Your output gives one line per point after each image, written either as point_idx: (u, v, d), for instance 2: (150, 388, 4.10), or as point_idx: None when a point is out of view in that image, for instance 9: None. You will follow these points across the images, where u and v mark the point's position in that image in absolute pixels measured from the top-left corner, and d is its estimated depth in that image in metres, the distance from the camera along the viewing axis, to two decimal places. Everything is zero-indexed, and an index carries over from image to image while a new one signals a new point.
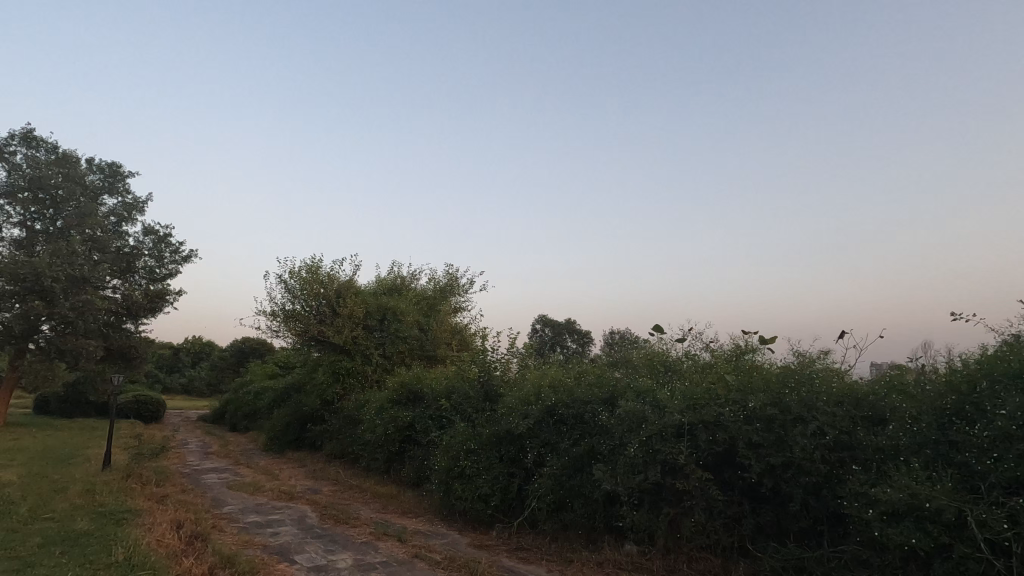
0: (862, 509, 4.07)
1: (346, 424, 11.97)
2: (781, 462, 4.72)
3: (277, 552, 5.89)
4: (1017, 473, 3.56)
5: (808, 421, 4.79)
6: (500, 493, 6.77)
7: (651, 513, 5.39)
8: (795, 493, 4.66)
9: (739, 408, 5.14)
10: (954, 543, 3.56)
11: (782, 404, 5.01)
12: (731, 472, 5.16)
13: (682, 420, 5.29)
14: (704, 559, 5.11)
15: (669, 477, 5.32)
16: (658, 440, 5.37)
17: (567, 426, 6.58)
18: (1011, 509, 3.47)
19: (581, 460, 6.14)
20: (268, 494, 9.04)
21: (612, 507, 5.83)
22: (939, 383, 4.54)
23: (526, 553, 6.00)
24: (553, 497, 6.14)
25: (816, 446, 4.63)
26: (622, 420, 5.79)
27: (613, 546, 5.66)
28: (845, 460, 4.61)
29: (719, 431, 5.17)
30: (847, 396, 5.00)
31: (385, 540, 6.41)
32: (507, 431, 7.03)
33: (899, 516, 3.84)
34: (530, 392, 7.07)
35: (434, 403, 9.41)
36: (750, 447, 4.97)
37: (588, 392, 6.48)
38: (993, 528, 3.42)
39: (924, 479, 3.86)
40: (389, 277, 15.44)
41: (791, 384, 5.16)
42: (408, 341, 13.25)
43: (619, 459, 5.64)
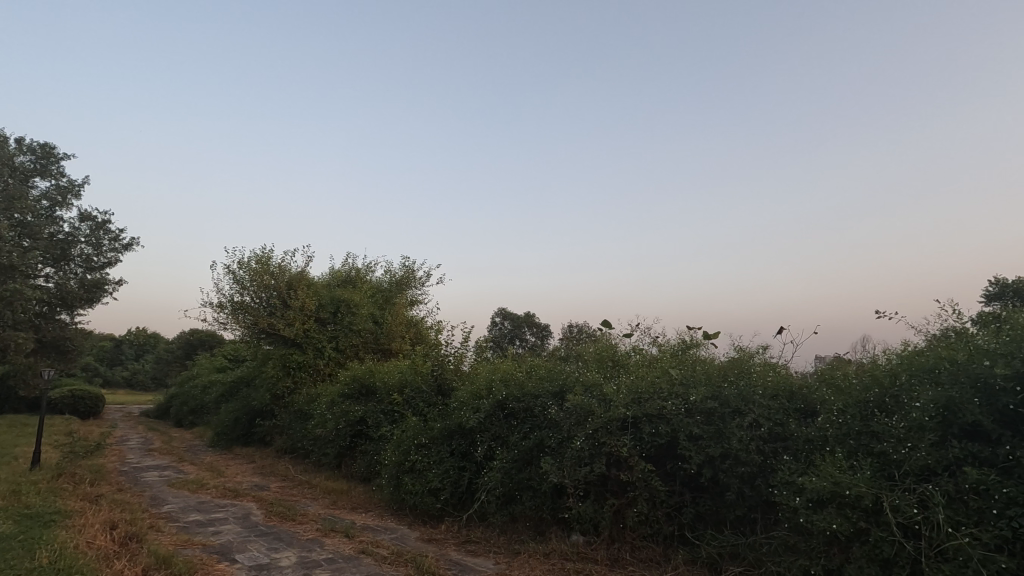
0: (790, 497, 4.29)
1: (297, 418, 11.72)
2: (719, 452, 4.90)
3: (218, 552, 5.73)
4: (927, 461, 3.81)
5: (745, 414, 5.01)
6: (450, 487, 6.79)
7: (596, 504, 5.52)
8: (731, 483, 4.85)
9: (680, 402, 5.33)
10: (870, 527, 3.78)
11: (721, 398, 5.24)
12: (673, 464, 5.33)
13: (626, 413, 5.43)
14: (647, 548, 5.24)
15: (613, 469, 5.46)
16: (604, 433, 5.50)
17: (518, 420, 6.65)
18: (921, 495, 3.72)
19: (531, 453, 6.23)
20: (212, 492, 8.77)
21: (559, 499, 5.93)
22: (864, 377, 4.82)
23: (475, 546, 6.03)
24: (503, 490, 6.21)
25: (752, 438, 4.85)
26: (570, 413, 5.91)
27: (560, 537, 5.75)
28: (778, 451, 4.83)
29: (662, 424, 5.34)
30: (781, 389, 5.27)
31: (332, 537, 6.32)
32: (460, 425, 7.13)
33: (823, 503, 4.06)
34: (482, 386, 7.13)
35: (387, 398, 9.32)
36: (691, 440, 5.15)
37: (539, 387, 6.58)
38: (905, 512, 3.66)
39: (846, 469, 4.09)
40: (343, 269, 15.18)
41: (730, 378, 5.48)
42: (362, 334, 13.04)
43: (566, 452, 5.74)
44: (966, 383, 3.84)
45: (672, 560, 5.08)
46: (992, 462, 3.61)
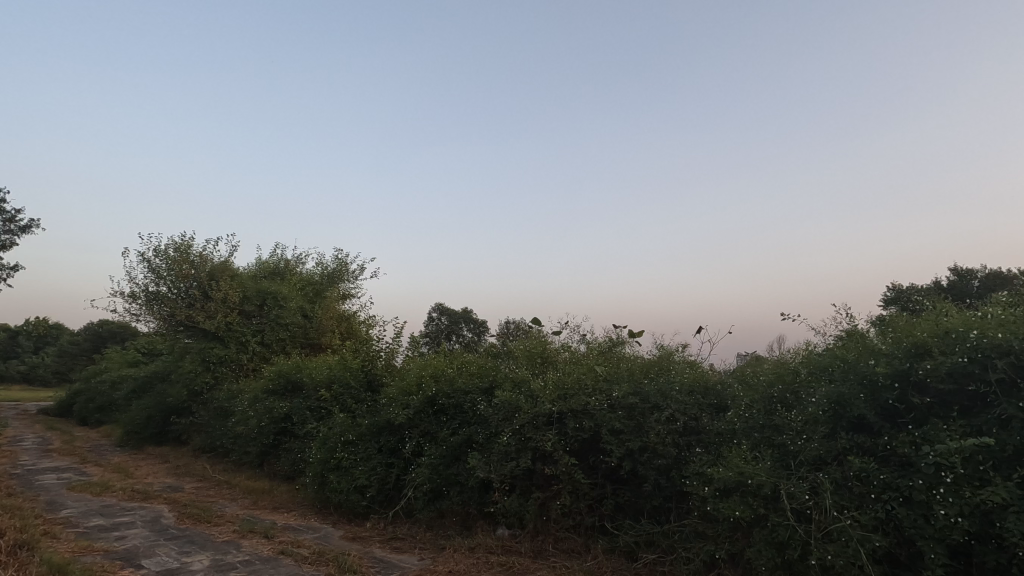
0: (700, 487, 4.56)
1: (216, 415, 11.16)
2: (638, 445, 5.14)
3: (122, 558, 5.39)
4: (819, 451, 4.17)
5: (663, 408, 5.29)
6: (377, 484, 6.71)
7: (521, 497, 5.62)
8: (648, 474, 5.09)
9: (604, 397, 5.54)
10: (769, 513, 4.07)
11: (642, 393, 5.49)
12: (595, 457, 5.53)
13: (552, 409, 5.58)
14: (569, 539, 5.38)
15: (539, 463, 5.59)
16: (530, 428, 5.62)
17: (447, 416, 6.67)
18: (813, 482, 4.05)
19: (459, 448, 6.27)
20: (118, 495, 8.21)
21: (486, 493, 5.99)
22: (770, 374, 5.20)
23: (400, 542, 5.99)
24: (430, 486, 6.22)
25: (668, 431, 5.12)
26: (498, 409, 6.01)
27: (486, 531, 5.81)
28: (692, 443, 5.12)
29: (586, 419, 5.52)
30: (697, 385, 5.59)
31: (250, 538, 6.09)
32: (389, 421, 7.06)
33: (729, 492, 4.36)
34: (412, 382, 7.08)
35: (314, 394, 9.06)
36: (612, 434, 5.35)
37: (469, 383, 6.64)
38: (798, 498, 3.98)
39: (750, 459, 4.41)
40: (272, 260, 14.61)
41: (651, 375, 5.76)
42: (289, 328, 12.58)
43: (494, 447, 5.83)
44: (854, 380, 4.22)
45: (592, 549, 5.24)
46: (873, 451, 3.98)
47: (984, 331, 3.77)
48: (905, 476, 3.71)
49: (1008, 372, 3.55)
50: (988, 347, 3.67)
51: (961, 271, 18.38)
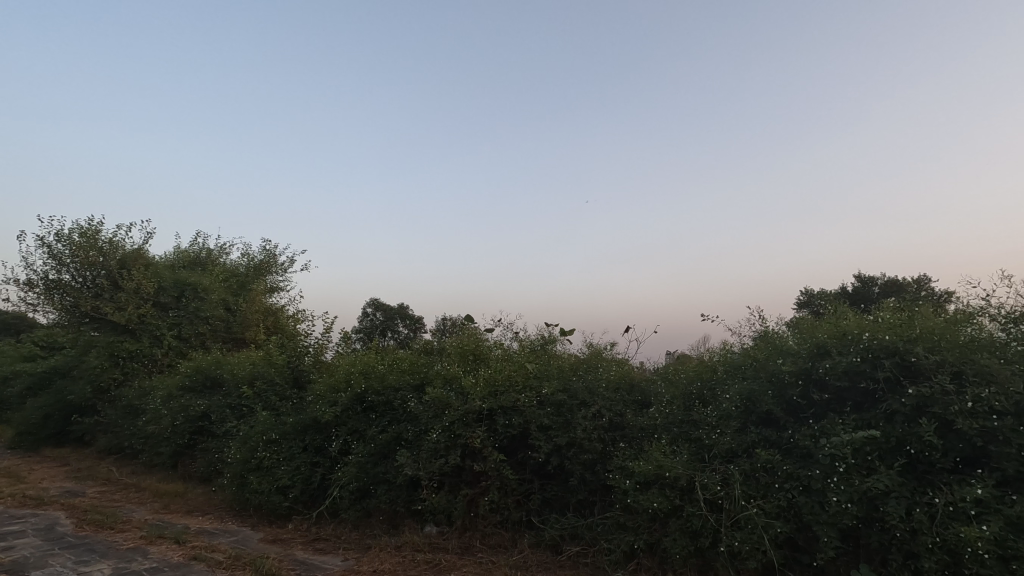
0: (622, 480, 4.73)
1: (125, 414, 10.39)
2: (565, 441, 5.28)
3: (7, 570, 4.91)
4: (731, 444, 4.44)
5: (590, 405, 5.46)
6: (300, 484, 6.48)
7: (449, 495, 5.61)
8: (574, 469, 5.23)
9: (533, 394, 5.63)
10: (684, 504, 4.28)
11: (570, 390, 5.64)
12: (524, 453, 5.62)
13: (483, 406, 5.61)
14: (497, 534, 5.40)
15: (468, 460, 5.60)
16: (460, 425, 5.62)
17: (376, 413, 6.56)
18: (725, 474, 4.30)
19: (388, 446, 6.18)
20: (6, 502, 7.48)
21: (414, 491, 5.93)
22: (690, 372, 5.48)
23: (323, 544, 5.83)
24: (357, 485, 6.09)
25: (594, 427, 5.28)
26: (428, 406, 5.98)
27: (413, 529, 5.74)
28: (616, 438, 5.31)
29: (515, 416, 5.60)
30: (623, 382, 5.81)
31: (158, 544, 5.73)
32: (315, 419, 6.85)
33: (648, 484, 4.55)
34: (340, 378, 6.90)
35: (235, 391, 8.64)
36: (541, 430, 5.46)
37: (400, 379, 6.57)
38: (710, 489, 4.21)
39: (669, 453, 4.63)
40: (192, 250, 13.79)
41: (580, 372, 5.91)
42: (210, 322, 11.83)
43: (422, 444, 5.79)
44: (764, 378, 4.54)
45: (519, 543, 5.29)
46: (779, 444, 4.28)
47: (874, 334, 4.14)
48: (805, 466, 4.01)
49: (893, 370, 3.92)
50: (877, 348, 4.04)
51: (864, 278, 20.05)
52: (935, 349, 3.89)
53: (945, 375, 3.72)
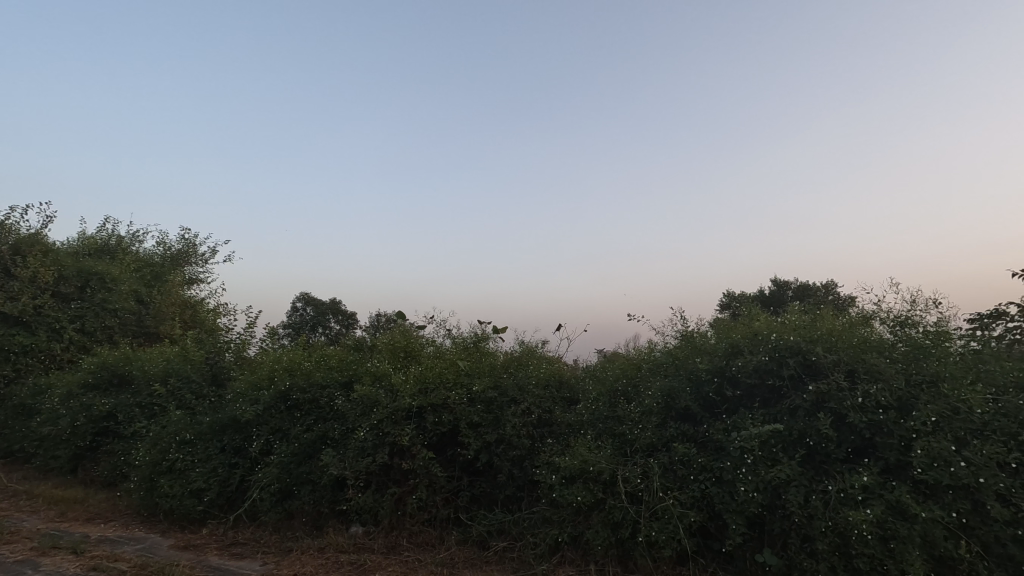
0: (548, 475, 4.84)
1: (16, 415, 9.46)
2: (494, 438, 5.34)
3: None
4: (652, 439, 4.65)
5: (519, 402, 5.56)
6: (217, 487, 6.16)
7: (376, 494, 5.51)
8: (503, 465, 5.29)
9: (463, 391, 5.64)
10: (606, 497, 4.42)
11: (500, 387, 5.71)
12: (453, 450, 5.63)
13: (412, 403, 5.55)
14: (424, 532, 5.35)
15: (396, 458, 5.53)
16: (388, 423, 5.54)
17: (301, 412, 6.36)
18: (645, 467, 4.49)
19: (313, 446, 5.99)
20: None
21: (340, 491, 5.78)
22: (615, 370, 5.69)
23: (241, 548, 5.56)
24: (278, 486, 5.86)
25: (523, 424, 5.39)
26: (356, 404, 5.86)
27: (337, 530, 5.59)
28: (544, 435, 5.43)
29: (444, 413, 5.58)
30: (552, 380, 5.95)
31: (52, 555, 5.27)
32: (234, 418, 6.55)
33: (573, 479, 4.67)
34: (263, 375, 6.65)
35: (146, 389, 8.08)
36: (470, 427, 5.49)
37: (327, 376, 6.40)
38: (631, 482, 4.38)
39: (593, 448, 4.78)
40: (99, 237, 12.78)
41: (510, 369, 5.99)
42: (119, 315, 10.97)
43: (349, 443, 5.67)
44: (683, 375, 4.79)
45: (446, 541, 5.26)
46: (694, 438, 4.52)
47: (781, 334, 4.47)
48: (717, 459, 4.26)
49: (796, 369, 4.24)
50: (783, 348, 4.36)
51: (780, 283, 21.45)
52: (832, 348, 4.24)
53: (840, 373, 4.06)
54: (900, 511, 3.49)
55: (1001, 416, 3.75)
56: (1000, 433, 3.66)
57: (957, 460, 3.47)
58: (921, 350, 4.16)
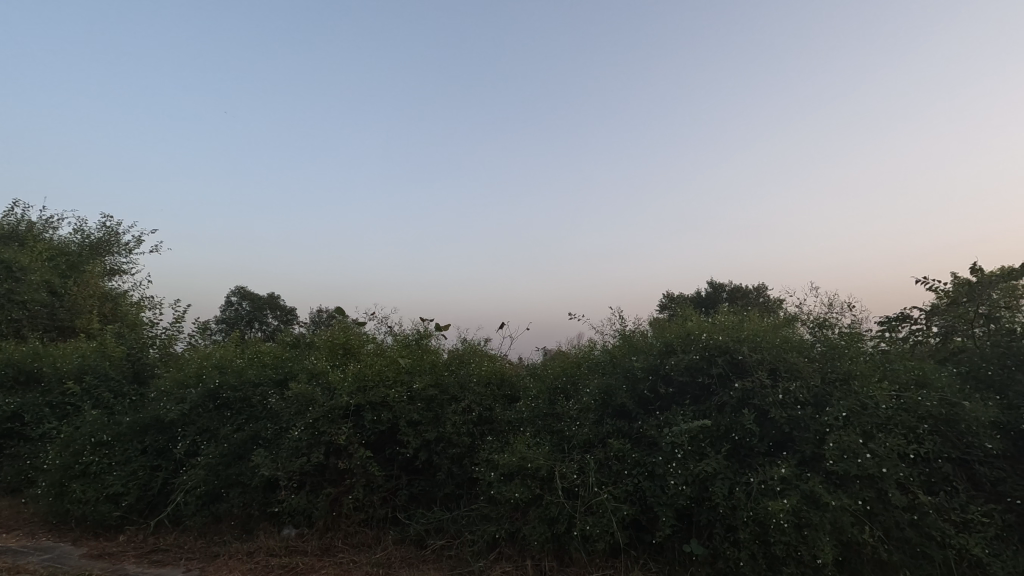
0: (487, 472, 4.86)
1: None
2: (434, 436, 5.31)
3: None
4: (589, 436, 4.76)
5: (460, 400, 5.56)
6: (137, 491, 5.80)
7: (310, 495, 5.35)
8: (442, 463, 5.28)
9: (404, 389, 5.57)
10: (543, 493, 4.48)
11: (441, 385, 5.68)
12: (392, 449, 5.55)
13: (349, 401, 5.42)
14: (360, 533, 5.23)
15: (332, 458, 5.39)
16: (324, 422, 5.40)
17: (231, 411, 6.09)
18: (581, 463, 4.59)
19: (243, 446, 5.76)
20: None
21: (271, 492, 5.58)
22: (556, 368, 5.79)
23: (161, 555, 5.25)
24: (205, 488, 5.59)
25: (463, 422, 5.39)
26: (290, 403, 5.68)
27: (269, 533, 5.39)
28: (484, 432, 5.46)
29: (383, 412, 5.49)
30: (493, 377, 5.97)
31: None
32: (158, 418, 6.22)
33: (512, 476, 4.71)
34: (191, 373, 6.35)
35: (57, 387, 7.50)
36: (410, 425, 5.43)
37: (260, 374, 6.16)
38: (567, 478, 4.47)
39: (532, 445, 4.85)
40: (5, 222, 11.76)
41: (452, 367, 5.96)
42: (28, 307, 10.11)
43: (283, 443, 5.49)
44: (620, 373, 4.94)
45: (383, 540, 5.16)
46: (629, 434, 4.66)
47: (711, 335, 4.69)
48: (650, 454, 4.41)
49: (724, 367, 4.46)
50: (713, 348, 4.58)
51: (716, 285, 22.42)
52: (757, 348, 4.48)
53: (764, 371, 4.30)
54: (814, 500, 3.72)
55: (902, 411, 4.09)
56: (902, 426, 4.00)
57: (864, 452, 3.74)
58: (836, 351, 4.48)
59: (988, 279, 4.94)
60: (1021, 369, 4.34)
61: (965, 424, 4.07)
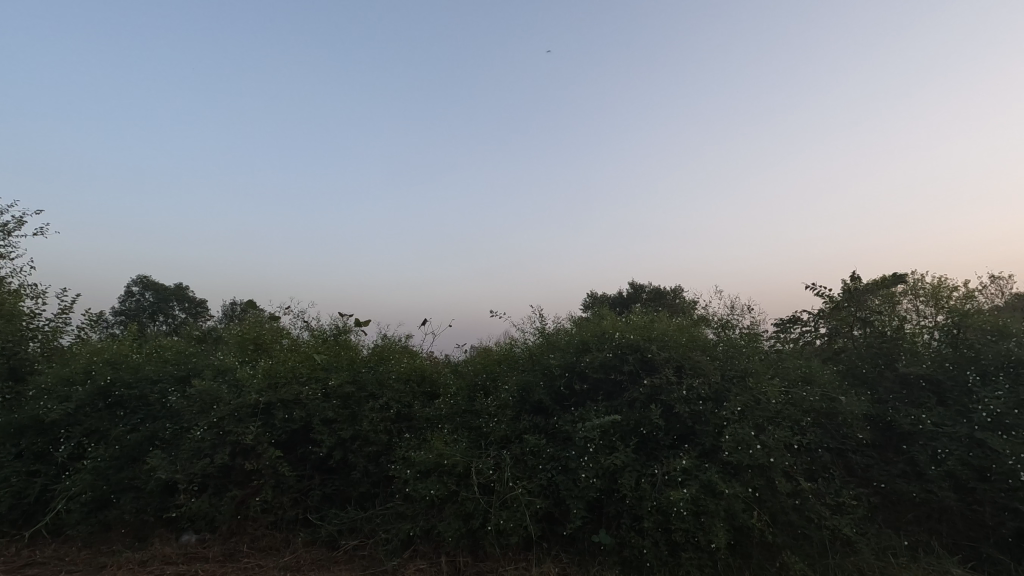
0: (403, 470, 4.82)
1: None
2: (350, 434, 5.19)
3: None
4: (506, 431, 4.83)
5: (378, 397, 5.47)
6: (9, 499, 5.24)
7: (213, 498, 5.06)
8: (358, 462, 5.16)
9: (319, 386, 5.41)
10: (459, 489, 4.50)
11: (359, 382, 5.56)
12: (304, 448, 5.37)
13: (258, 399, 5.19)
14: (267, 536, 4.98)
15: (238, 458, 5.13)
16: (231, 421, 5.13)
17: (125, 410, 5.66)
18: (498, 459, 4.66)
19: (138, 448, 5.37)
20: None
21: (169, 496, 5.22)
22: (476, 364, 5.84)
23: (36, 569, 4.73)
24: (91, 495, 5.15)
25: (381, 419, 5.31)
26: (193, 401, 5.36)
27: (164, 540, 5.03)
28: (402, 429, 5.39)
29: (296, 410, 5.28)
30: (413, 374, 5.93)
31: None
32: (37, 418, 5.65)
33: (428, 472, 4.71)
34: (78, 369, 5.82)
35: None
36: (324, 423, 5.27)
37: (159, 370, 5.77)
38: (484, 474, 4.51)
39: (449, 441, 4.86)
40: None
41: (370, 363, 5.85)
42: None
43: (183, 444, 5.17)
44: (538, 370, 5.07)
45: (292, 543, 4.95)
46: (545, 429, 4.78)
47: (624, 334, 4.92)
48: (564, 448, 4.55)
49: (634, 364, 4.69)
50: (625, 346, 4.81)
51: (636, 286, 23.36)
52: (665, 347, 4.75)
53: (670, 368, 4.56)
54: (711, 489, 3.98)
55: (790, 405, 4.48)
56: (789, 419, 4.37)
57: (755, 443, 4.05)
58: (735, 349, 4.83)
59: (868, 287, 5.48)
60: (889, 367, 4.90)
61: (841, 416, 4.53)
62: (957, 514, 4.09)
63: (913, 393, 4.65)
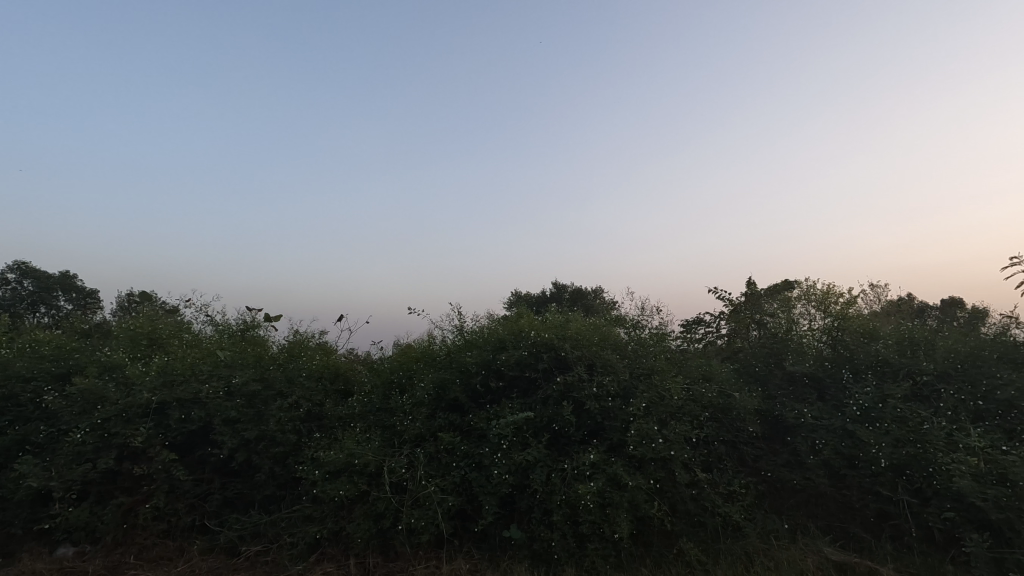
0: (311, 470, 4.66)
1: None
2: (254, 435, 4.91)
3: None
4: (421, 430, 4.79)
5: (287, 395, 5.24)
6: None
7: (95, 507, 4.64)
8: (262, 463, 4.90)
9: (221, 384, 5.10)
10: (370, 488, 4.41)
11: (266, 380, 5.32)
12: (204, 450, 5.04)
13: (151, 398, 4.82)
14: (158, 545, 4.61)
15: (126, 462, 4.75)
16: (118, 422, 4.73)
17: None
18: (411, 457, 4.61)
19: (5, 453, 4.83)
20: None
21: (42, 506, 4.73)
22: (392, 362, 5.74)
23: None
24: None
25: (289, 419, 5.08)
26: (73, 401, 4.90)
27: (36, 554, 4.53)
28: (312, 428, 5.20)
29: (194, 409, 4.95)
30: (326, 371, 5.73)
31: None
32: None
33: (338, 473, 4.58)
34: None
35: None
36: (226, 424, 4.97)
37: (33, 367, 5.20)
38: (396, 472, 4.45)
39: (361, 440, 4.76)
40: None
41: (280, 361, 5.60)
42: None
43: (60, 448, 4.71)
44: (455, 368, 5.07)
45: (187, 551, 4.59)
46: (460, 427, 4.79)
47: (539, 333, 5.02)
48: (478, 445, 4.59)
49: (548, 362, 4.81)
50: (540, 345, 4.91)
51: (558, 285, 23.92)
52: (578, 345, 4.90)
53: (582, 366, 4.72)
54: (616, 482, 4.16)
55: (691, 401, 4.76)
56: (689, 414, 4.65)
57: (658, 437, 4.28)
58: (643, 349, 5.08)
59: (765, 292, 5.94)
60: (778, 366, 5.34)
61: (735, 411, 4.88)
62: (831, 497, 4.52)
63: (797, 390, 5.10)
